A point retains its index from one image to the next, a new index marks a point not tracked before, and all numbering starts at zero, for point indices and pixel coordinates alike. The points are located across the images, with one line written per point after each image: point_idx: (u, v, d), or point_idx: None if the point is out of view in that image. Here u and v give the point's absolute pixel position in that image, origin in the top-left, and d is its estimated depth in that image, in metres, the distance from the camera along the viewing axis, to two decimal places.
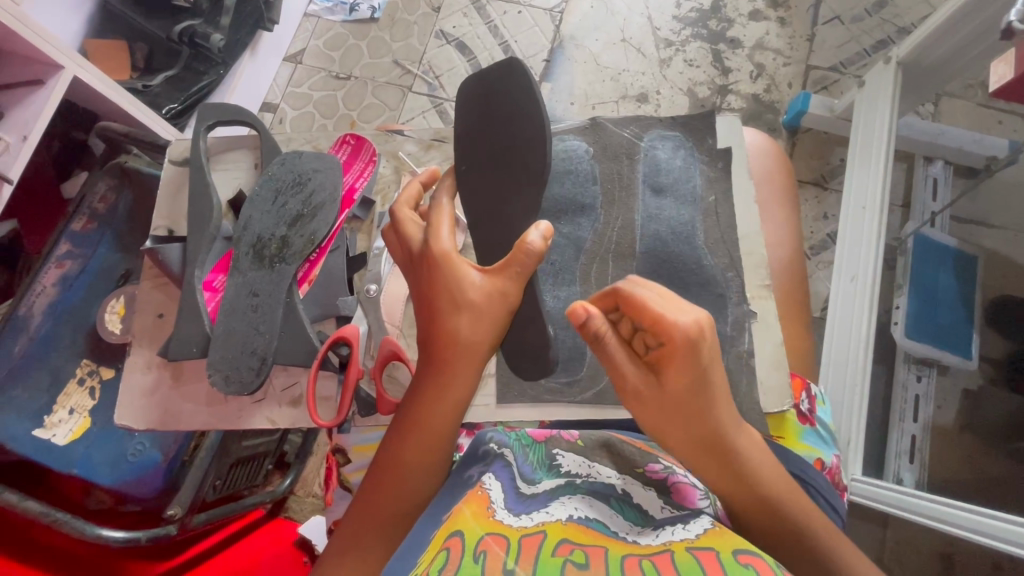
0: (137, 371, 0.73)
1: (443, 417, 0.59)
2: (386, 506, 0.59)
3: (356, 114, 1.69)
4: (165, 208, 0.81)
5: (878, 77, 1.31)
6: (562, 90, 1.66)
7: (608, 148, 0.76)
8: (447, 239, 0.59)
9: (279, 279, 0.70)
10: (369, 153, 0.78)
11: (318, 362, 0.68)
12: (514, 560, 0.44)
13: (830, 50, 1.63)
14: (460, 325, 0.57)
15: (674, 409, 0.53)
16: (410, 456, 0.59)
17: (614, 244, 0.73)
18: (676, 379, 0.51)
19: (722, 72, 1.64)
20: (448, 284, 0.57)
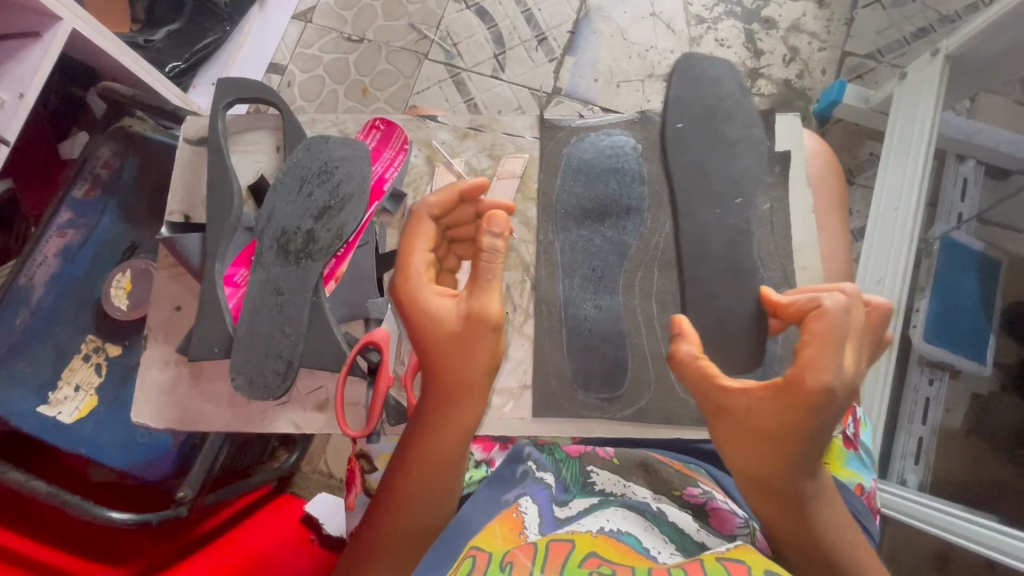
0: (155, 367, 0.71)
1: (445, 440, 0.56)
2: (391, 541, 0.56)
3: (368, 80, 1.61)
4: (179, 190, 0.76)
5: (922, 72, 1.24)
6: (585, 65, 1.57)
7: (658, 146, 0.71)
8: (419, 262, 0.56)
9: (305, 277, 0.66)
10: (400, 139, 0.73)
11: (346, 367, 0.65)
12: (541, 569, 0.42)
13: (868, 36, 1.55)
14: (445, 360, 0.54)
15: (749, 442, 0.51)
16: (416, 492, 0.56)
17: (660, 251, 0.68)
18: (773, 415, 0.50)
19: (754, 54, 1.55)
20: (407, 303, 0.55)
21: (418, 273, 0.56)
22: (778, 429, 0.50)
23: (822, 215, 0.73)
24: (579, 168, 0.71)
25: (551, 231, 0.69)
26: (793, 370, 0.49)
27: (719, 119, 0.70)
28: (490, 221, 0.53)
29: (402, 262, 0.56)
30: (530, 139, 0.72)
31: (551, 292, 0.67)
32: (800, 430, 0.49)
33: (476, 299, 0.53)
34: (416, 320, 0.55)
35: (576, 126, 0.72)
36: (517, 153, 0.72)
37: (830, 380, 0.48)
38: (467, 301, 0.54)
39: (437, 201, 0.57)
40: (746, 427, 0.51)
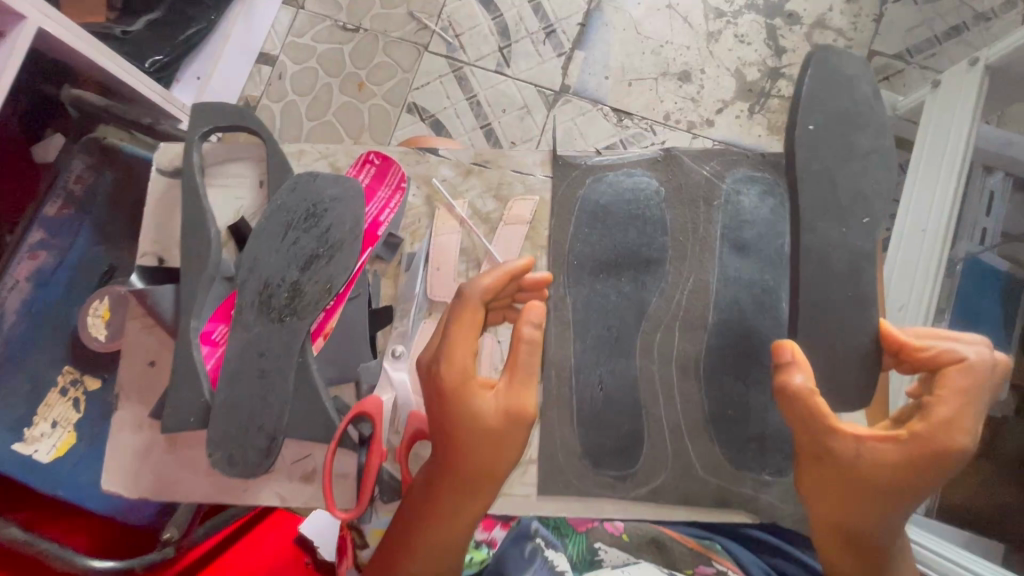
0: (126, 431, 0.67)
1: (453, 531, 0.52)
2: None
3: (365, 74, 1.39)
4: (151, 228, 0.70)
5: (955, 88, 1.07)
6: (595, 61, 1.34)
7: (683, 190, 0.64)
8: (463, 353, 0.50)
9: (290, 337, 0.60)
10: (396, 177, 0.66)
11: (336, 440, 0.60)
12: None
13: (897, 33, 1.29)
14: (467, 451, 0.50)
15: (853, 489, 0.50)
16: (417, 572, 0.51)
17: (683, 311, 0.62)
18: (890, 466, 0.49)
19: (777, 51, 1.30)
20: (454, 402, 0.49)
21: (464, 367, 0.50)
22: (888, 478, 0.49)
23: None
24: (597, 215, 0.63)
25: (569, 287, 0.62)
26: (922, 425, 0.48)
27: (855, 123, 0.61)
28: (528, 312, 0.51)
29: (446, 353, 0.49)
30: (542, 178, 0.65)
31: (562, 355, 0.61)
32: (911, 484, 0.49)
33: (516, 392, 0.50)
34: (444, 410, 0.50)
35: (592, 164, 0.65)
36: (527, 195, 0.65)
37: (962, 443, 0.48)
38: (505, 394, 0.50)
39: (492, 286, 0.51)
40: (854, 472, 0.50)
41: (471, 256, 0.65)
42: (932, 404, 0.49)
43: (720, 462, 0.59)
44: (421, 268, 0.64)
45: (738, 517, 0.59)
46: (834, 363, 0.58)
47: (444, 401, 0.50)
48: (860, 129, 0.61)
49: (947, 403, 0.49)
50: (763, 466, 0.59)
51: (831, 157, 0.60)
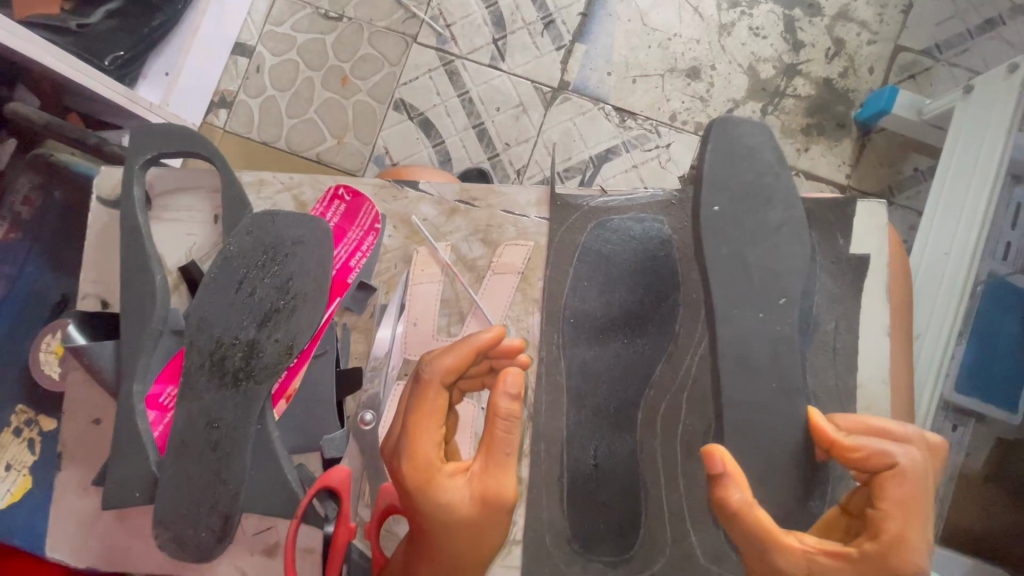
0: (70, 495, 0.57)
1: None
2: None
3: (350, 68, 1.17)
4: (91, 268, 0.60)
5: (991, 91, 0.89)
6: (597, 55, 1.16)
7: (699, 238, 0.57)
8: (430, 443, 0.45)
9: (246, 406, 0.52)
10: (369, 216, 0.57)
11: (299, 517, 0.51)
12: None
13: (926, 28, 1.14)
14: (446, 543, 0.45)
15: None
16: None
17: (692, 379, 0.55)
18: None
19: (793, 46, 1.15)
20: (428, 503, 0.44)
21: (429, 459, 0.44)
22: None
23: (898, 330, 0.58)
24: (601, 264, 0.57)
25: (574, 354, 0.55)
26: (872, 547, 0.44)
27: (762, 199, 0.54)
28: (503, 380, 0.45)
29: (408, 448, 0.44)
30: (536, 220, 0.58)
31: (554, 428, 0.54)
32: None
33: (491, 476, 0.44)
34: (412, 505, 0.45)
35: (595, 205, 0.58)
36: (518, 239, 0.58)
37: (916, 561, 0.43)
38: (480, 479, 0.45)
39: (452, 366, 0.45)
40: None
41: (452, 308, 0.57)
42: (878, 520, 0.44)
43: (725, 549, 0.53)
44: (395, 321, 0.56)
45: None
46: None
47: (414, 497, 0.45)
48: (768, 204, 0.54)
49: (896, 518, 0.44)
50: None
51: (739, 238, 0.53)
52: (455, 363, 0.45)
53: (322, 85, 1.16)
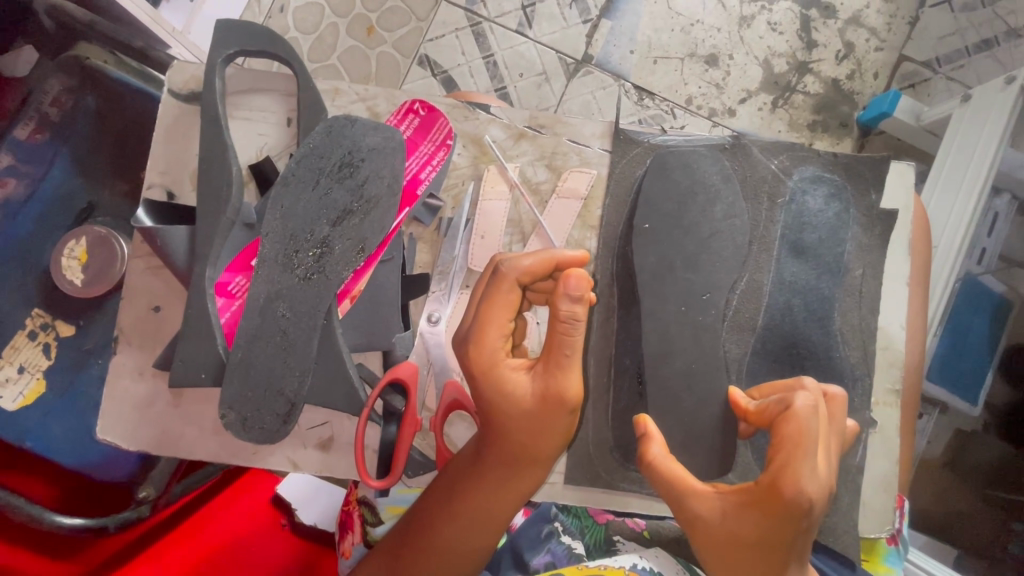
0: (126, 378, 0.58)
1: (491, 499, 0.52)
2: None
3: (376, 18, 1.17)
4: (162, 156, 0.60)
5: (986, 101, 0.92)
6: (623, 31, 1.18)
7: (748, 182, 0.61)
8: (495, 339, 0.47)
9: (316, 299, 0.53)
10: (442, 132, 0.59)
11: (367, 412, 0.54)
12: None
13: (928, 41, 1.19)
14: (509, 432, 0.49)
15: (734, 552, 0.45)
16: (448, 537, 0.53)
17: (732, 310, 0.59)
18: (753, 524, 0.44)
19: (807, 45, 1.18)
20: (490, 394, 0.48)
21: (495, 351, 0.47)
22: (761, 541, 0.44)
23: (916, 284, 0.63)
24: (642, 205, 0.58)
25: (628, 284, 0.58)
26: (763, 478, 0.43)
27: None
28: (567, 283, 0.45)
29: (474, 339, 0.47)
30: (599, 151, 0.61)
31: (603, 346, 0.59)
32: (780, 544, 0.43)
33: (553, 376, 0.47)
34: (479, 389, 0.48)
35: (655, 142, 0.61)
36: (582, 168, 0.61)
37: (808, 491, 0.42)
38: (544, 377, 0.47)
39: (528, 265, 0.46)
40: (729, 536, 0.45)
41: (517, 228, 0.60)
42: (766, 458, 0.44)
43: (750, 466, 0.59)
44: (462, 231, 0.59)
45: None
46: (855, 374, 0.59)
47: (478, 381, 0.48)
48: None
49: (780, 453, 0.43)
50: None
51: None
52: (535, 266, 0.47)
53: (347, 31, 1.15)
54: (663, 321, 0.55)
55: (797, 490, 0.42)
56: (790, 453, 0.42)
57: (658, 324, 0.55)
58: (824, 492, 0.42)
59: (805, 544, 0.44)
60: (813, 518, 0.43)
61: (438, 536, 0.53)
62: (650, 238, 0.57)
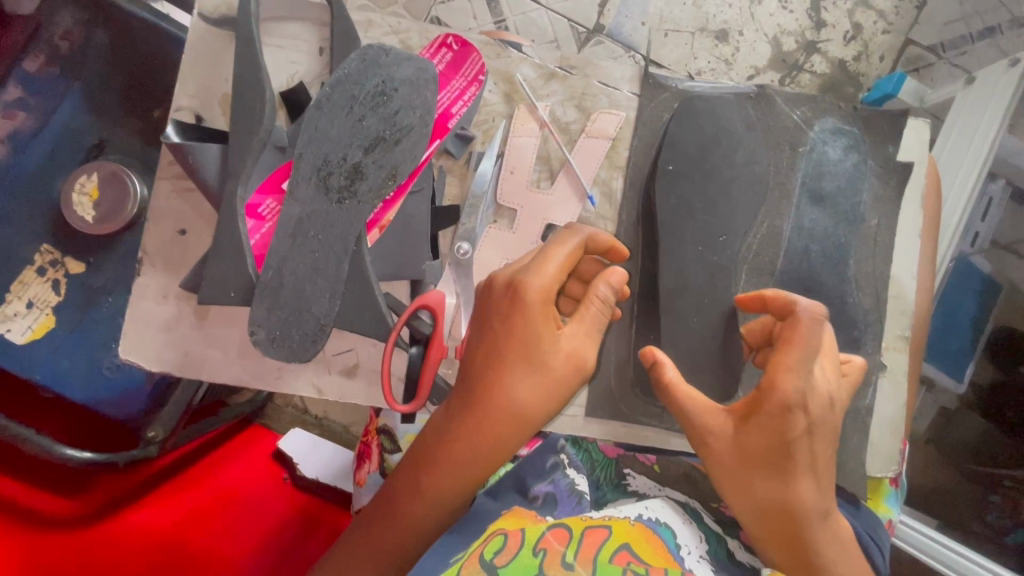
0: (150, 301, 0.58)
1: (489, 441, 0.50)
2: (405, 525, 0.52)
3: None
4: (191, 78, 0.59)
5: (989, 84, 0.88)
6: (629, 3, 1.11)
7: (771, 131, 0.62)
8: (538, 278, 0.49)
9: (348, 222, 0.54)
10: (474, 67, 0.59)
11: (393, 339, 0.55)
12: (574, 555, 0.43)
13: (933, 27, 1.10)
14: (515, 385, 0.50)
15: (749, 461, 0.48)
16: (431, 487, 0.52)
17: (752, 254, 0.61)
18: (761, 431, 0.47)
19: (816, 24, 1.10)
20: (519, 333, 0.49)
21: (551, 284, 0.49)
22: (772, 446, 0.47)
23: (927, 238, 0.65)
24: (668, 147, 0.59)
25: (653, 223, 0.59)
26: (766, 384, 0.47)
27: None
28: (610, 275, 0.51)
29: (536, 265, 0.49)
30: (628, 94, 0.62)
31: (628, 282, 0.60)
32: (787, 446, 0.46)
33: (580, 343, 0.51)
34: (510, 326, 0.50)
35: (683, 88, 0.62)
36: (611, 110, 0.62)
37: (806, 385, 0.46)
38: (573, 340, 0.50)
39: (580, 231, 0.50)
40: (743, 447, 0.48)
41: (545, 165, 0.61)
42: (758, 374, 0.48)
43: None
44: (493, 164, 0.60)
45: None
46: (868, 320, 0.61)
47: (510, 320, 0.50)
48: None
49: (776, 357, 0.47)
50: None
51: None
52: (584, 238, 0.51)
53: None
54: (680, 261, 0.57)
55: (792, 392, 0.45)
56: (782, 361, 0.46)
57: (673, 259, 0.57)
58: (818, 384, 0.46)
59: (811, 449, 0.47)
60: (813, 420, 0.46)
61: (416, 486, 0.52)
62: (674, 177, 0.57)
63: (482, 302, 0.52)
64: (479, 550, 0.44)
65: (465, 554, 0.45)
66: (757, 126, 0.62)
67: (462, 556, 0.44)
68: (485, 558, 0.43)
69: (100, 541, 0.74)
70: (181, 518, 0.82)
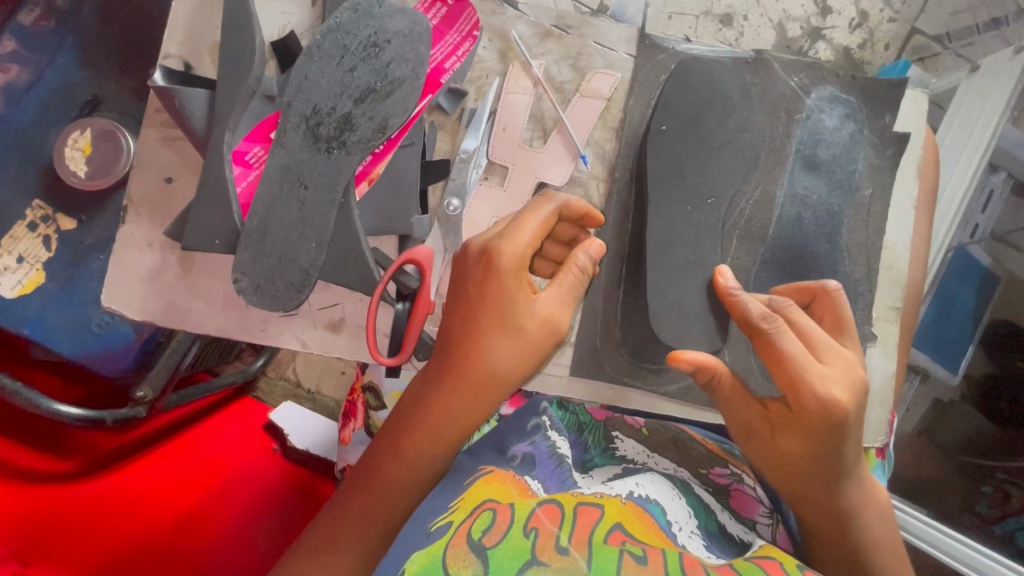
0: (134, 249, 0.57)
1: (468, 405, 0.51)
2: (384, 491, 0.51)
3: None
4: (182, 27, 0.59)
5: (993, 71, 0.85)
6: None
7: (767, 96, 0.62)
8: (515, 246, 0.48)
9: (337, 172, 0.52)
10: (469, 22, 0.58)
11: (379, 293, 0.54)
12: (568, 535, 0.41)
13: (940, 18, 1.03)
14: (493, 353, 0.49)
15: (785, 467, 0.49)
16: (412, 454, 0.52)
17: (744, 219, 0.61)
18: (795, 441, 0.48)
19: (822, 10, 1.05)
20: (496, 298, 0.49)
21: (525, 251, 0.49)
22: (805, 457, 0.48)
23: (922, 212, 0.65)
24: (661, 109, 0.58)
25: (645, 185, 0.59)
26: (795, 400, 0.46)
27: None
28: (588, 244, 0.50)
29: (509, 232, 0.48)
30: (624, 56, 0.61)
31: (619, 244, 0.60)
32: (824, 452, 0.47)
33: (556, 308, 0.50)
34: (490, 300, 0.49)
35: (680, 49, 0.62)
36: (607, 70, 0.61)
37: (836, 397, 0.45)
38: (549, 305, 0.50)
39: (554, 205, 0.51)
40: (779, 455, 0.49)
41: (538, 124, 0.61)
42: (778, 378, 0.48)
43: (751, 369, 0.60)
44: (484, 122, 0.59)
45: None
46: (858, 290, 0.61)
47: (484, 284, 0.49)
48: None
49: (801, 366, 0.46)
50: None
51: None
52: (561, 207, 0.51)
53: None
54: (668, 218, 0.57)
55: (820, 404, 0.45)
56: (804, 371, 0.46)
57: (657, 221, 0.57)
58: (846, 395, 0.46)
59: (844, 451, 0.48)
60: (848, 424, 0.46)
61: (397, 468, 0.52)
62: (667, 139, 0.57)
63: (456, 271, 0.51)
64: (467, 527, 0.42)
65: (452, 529, 0.43)
66: (752, 93, 0.62)
67: (449, 533, 0.42)
68: (473, 538, 0.41)
69: (93, 512, 0.73)
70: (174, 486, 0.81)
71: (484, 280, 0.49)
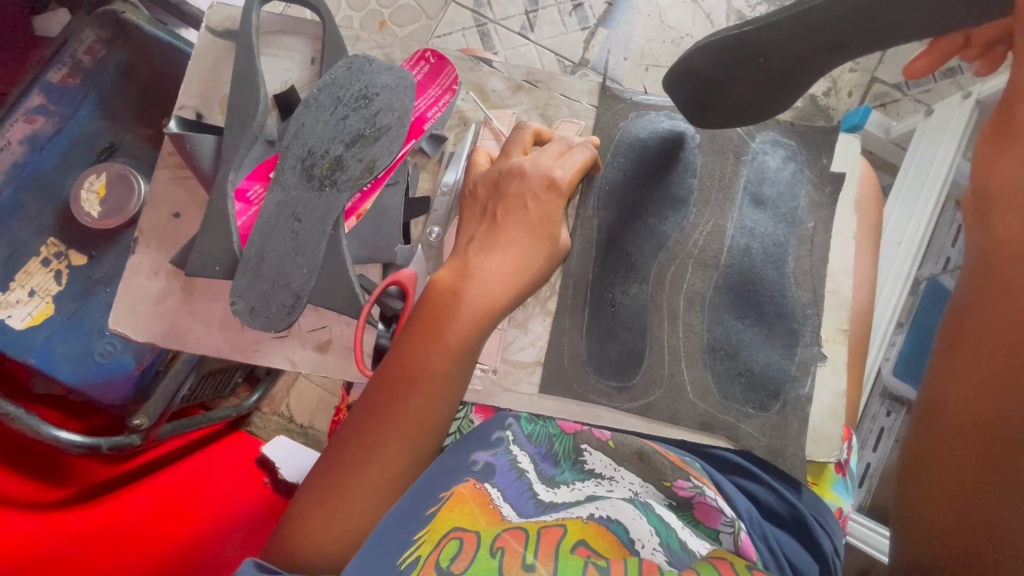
0: (142, 276, 0.64)
1: (470, 331, 0.53)
2: (390, 437, 0.51)
3: (387, 12, 1.11)
4: (197, 83, 0.67)
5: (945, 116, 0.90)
6: (613, 45, 1.10)
7: (716, 140, 0.69)
8: (571, 169, 0.58)
9: (327, 207, 0.59)
10: (449, 78, 0.65)
11: (365, 316, 0.59)
12: (534, 553, 0.44)
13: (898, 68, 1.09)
14: (503, 263, 0.54)
15: None
16: (413, 399, 0.52)
17: (698, 248, 0.67)
18: None
19: None
20: (540, 216, 0.56)
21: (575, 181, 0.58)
22: None
23: (865, 244, 0.71)
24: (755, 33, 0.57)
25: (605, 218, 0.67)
26: None
27: None
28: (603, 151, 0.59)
29: (567, 161, 0.58)
30: (587, 106, 0.69)
31: (583, 270, 0.66)
32: None
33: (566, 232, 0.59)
34: (545, 207, 0.56)
35: (636, 99, 0.69)
36: (572, 118, 0.69)
37: None
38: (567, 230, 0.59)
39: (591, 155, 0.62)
40: None
41: None
42: None
43: (708, 387, 0.65)
44: (462, 161, 0.67)
45: (719, 442, 0.65)
46: (804, 312, 0.67)
47: (536, 202, 0.56)
48: None
49: None
50: (749, 401, 0.65)
51: None
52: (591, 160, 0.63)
53: (357, 25, 1.09)
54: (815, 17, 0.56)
55: None
56: None
57: None
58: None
59: None
60: None
61: (418, 395, 0.52)
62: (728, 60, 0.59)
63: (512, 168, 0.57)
64: (434, 557, 0.44)
65: (419, 562, 0.44)
66: (702, 138, 0.69)
67: (418, 566, 0.44)
68: (441, 566, 0.43)
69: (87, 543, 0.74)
70: (163, 515, 0.83)
71: (502, 191, 0.57)
